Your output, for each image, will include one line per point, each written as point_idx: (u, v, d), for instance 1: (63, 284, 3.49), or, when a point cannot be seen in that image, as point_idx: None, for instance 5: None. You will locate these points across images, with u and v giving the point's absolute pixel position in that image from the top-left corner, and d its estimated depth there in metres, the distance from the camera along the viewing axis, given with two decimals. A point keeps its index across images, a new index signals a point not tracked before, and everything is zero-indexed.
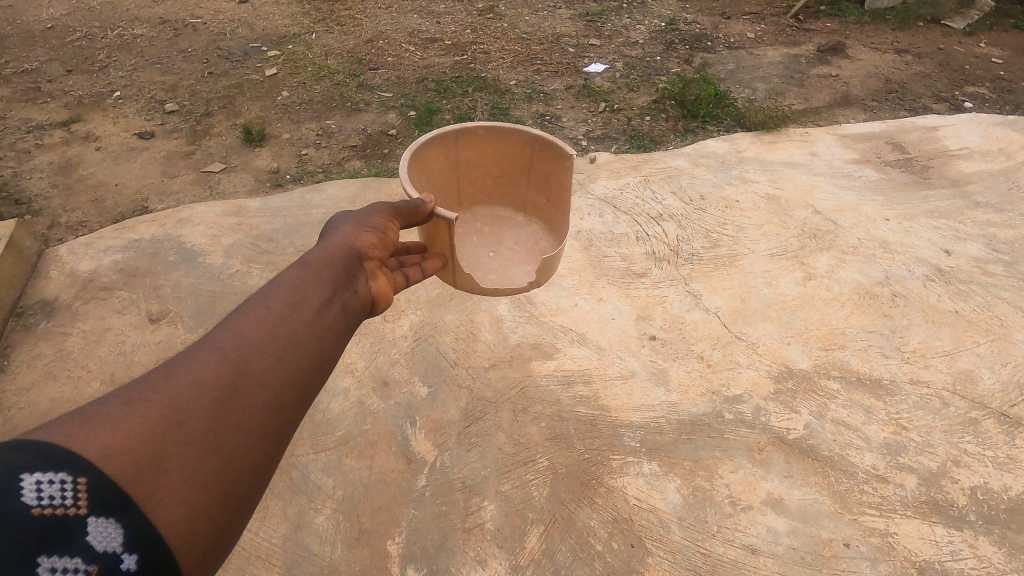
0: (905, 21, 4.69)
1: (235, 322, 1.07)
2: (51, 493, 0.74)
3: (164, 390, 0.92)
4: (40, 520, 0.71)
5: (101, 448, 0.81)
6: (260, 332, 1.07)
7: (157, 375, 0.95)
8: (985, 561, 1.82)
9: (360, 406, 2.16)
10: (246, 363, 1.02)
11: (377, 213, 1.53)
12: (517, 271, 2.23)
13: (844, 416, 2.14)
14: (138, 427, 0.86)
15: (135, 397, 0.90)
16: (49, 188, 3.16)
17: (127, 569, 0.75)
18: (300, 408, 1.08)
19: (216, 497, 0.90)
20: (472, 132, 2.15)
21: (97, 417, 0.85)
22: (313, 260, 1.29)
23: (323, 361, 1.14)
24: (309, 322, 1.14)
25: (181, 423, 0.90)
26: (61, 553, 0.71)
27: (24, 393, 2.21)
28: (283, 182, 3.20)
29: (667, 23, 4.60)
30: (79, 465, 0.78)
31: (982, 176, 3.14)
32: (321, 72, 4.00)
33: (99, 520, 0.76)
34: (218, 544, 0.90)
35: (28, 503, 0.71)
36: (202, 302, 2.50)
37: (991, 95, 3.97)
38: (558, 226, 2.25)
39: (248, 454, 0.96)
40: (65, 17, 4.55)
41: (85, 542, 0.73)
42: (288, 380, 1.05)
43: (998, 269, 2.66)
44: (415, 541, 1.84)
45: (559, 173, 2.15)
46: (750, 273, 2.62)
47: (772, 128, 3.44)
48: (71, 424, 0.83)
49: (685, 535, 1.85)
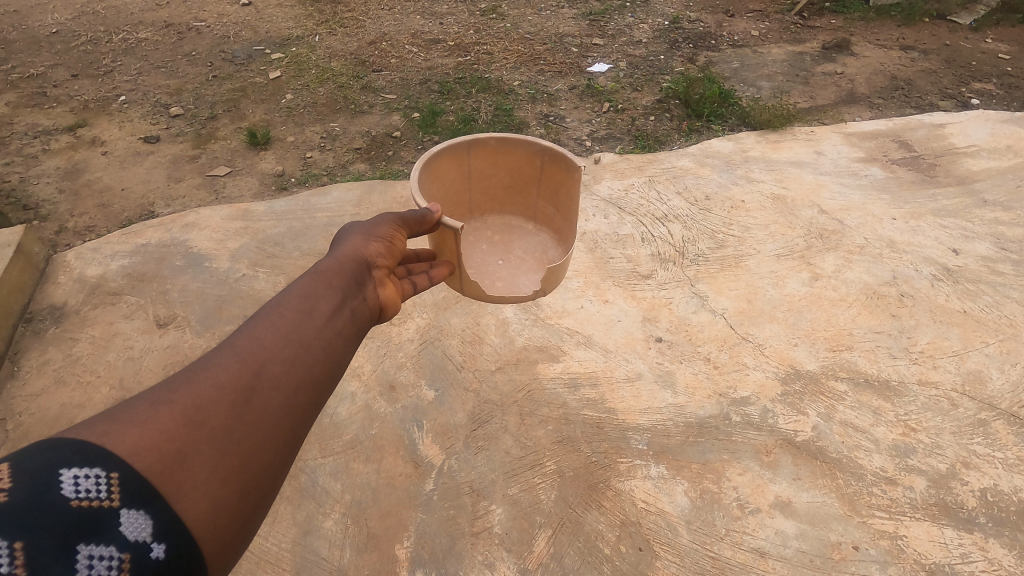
0: (910, 17, 4.66)
1: (251, 329, 1.08)
2: (88, 486, 0.75)
3: (185, 392, 0.93)
4: (77, 512, 0.72)
5: (130, 445, 0.82)
6: (275, 337, 1.07)
7: (177, 378, 0.96)
8: (996, 563, 1.81)
9: (367, 410, 2.17)
10: (263, 367, 1.02)
11: (385, 223, 1.53)
12: (525, 279, 2.24)
13: (853, 418, 2.13)
14: (164, 426, 0.87)
15: (159, 398, 0.91)
16: (57, 193, 3.17)
17: (157, 558, 0.76)
18: (313, 411, 1.08)
19: (237, 493, 0.90)
20: (484, 143, 2.14)
21: (124, 417, 0.86)
22: (324, 268, 1.30)
23: (335, 366, 1.14)
24: (322, 328, 1.15)
25: (202, 423, 0.91)
26: (97, 542, 0.73)
27: (34, 398, 2.22)
28: (288, 185, 3.21)
29: (671, 22, 4.59)
30: (111, 460, 0.79)
31: (989, 174, 3.12)
32: (324, 74, 4.00)
33: (131, 513, 0.77)
34: (237, 540, 0.90)
35: (66, 495, 0.73)
36: (209, 306, 2.51)
37: (998, 92, 3.94)
38: (566, 235, 2.24)
39: (265, 453, 0.97)
40: (70, 21, 4.57)
41: (118, 531, 0.74)
42: (303, 383, 1.06)
43: (1007, 268, 2.64)
44: (423, 545, 1.84)
45: (569, 184, 2.14)
46: (756, 274, 2.61)
47: (778, 127, 3.43)
48: (100, 423, 0.84)
49: (694, 538, 1.85)
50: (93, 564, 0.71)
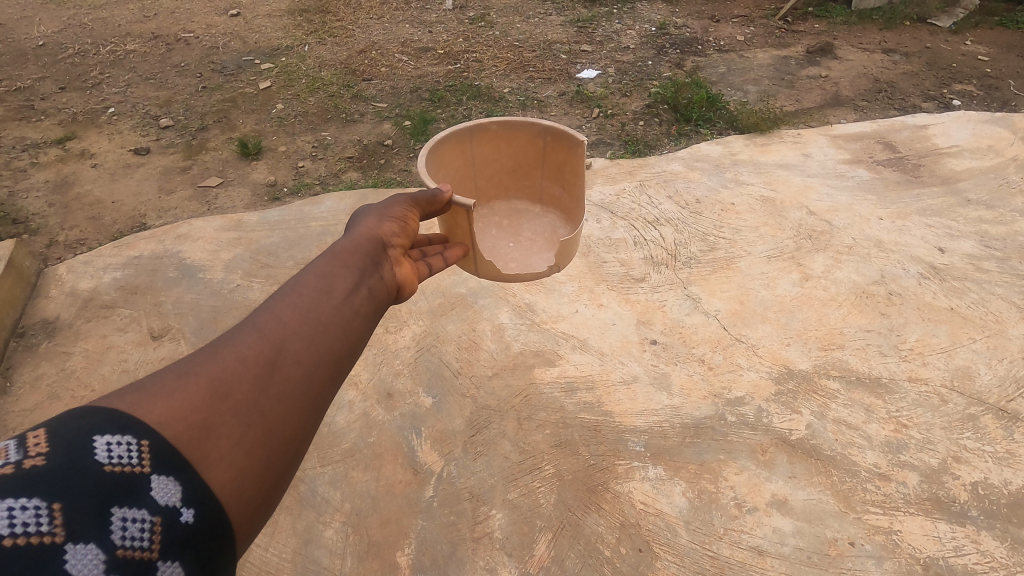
0: (891, 21, 4.76)
1: (272, 304, 1.07)
2: (119, 453, 0.76)
3: (210, 366, 0.94)
4: (110, 477, 0.74)
5: (158, 415, 0.83)
6: (295, 312, 1.06)
7: (202, 353, 0.96)
8: (989, 555, 1.84)
9: (365, 418, 2.17)
10: (283, 342, 1.01)
11: (397, 202, 1.53)
12: (537, 259, 2.24)
13: (845, 416, 2.16)
14: (189, 398, 0.87)
15: (184, 371, 0.91)
16: (46, 206, 3.15)
17: (186, 523, 0.78)
18: (335, 386, 1.07)
19: (260, 462, 0.91)
20: (485, 128, 2.17)
21: (151, 388, 0.86)
22: (341, 248, 1.29)
23: (356, 342, 1.12)
24: (341, 304, 1.13)
25: (226, 395, 0.91)
26: (130, 505, 0.74)
27: (28, 413, 2.21)
28: (281, 195, 3.21)
29: (658, 28, 4.65)
30: (140, 428, 0.80)
31: (972, 173, 3.18)
32: (315, 84, 4.01)
33: (160, 478, 0.78)
34: (262, 508, 0.91)
35: (99, 460, 0.74)
36: (203, 317, 2.51)
37: (978, 93, 4.01)
38: (575, 213, 2.26)
39: (288, 426, 0.96)
40: (56, 34, 4.56)
41: (149, 496, 0.76)
42: (324, 358, 1.05)
43: (991, 265, 2.69)
44: (425, 551, 1.85)
45: (573, 161, 2.17)
46: (747, 275, 2.65)
47: (765, 130, 3.48)
48: (129, 394, 0.85)
49: (693, 538, 1.87)
50: (126, 526, 0.73)
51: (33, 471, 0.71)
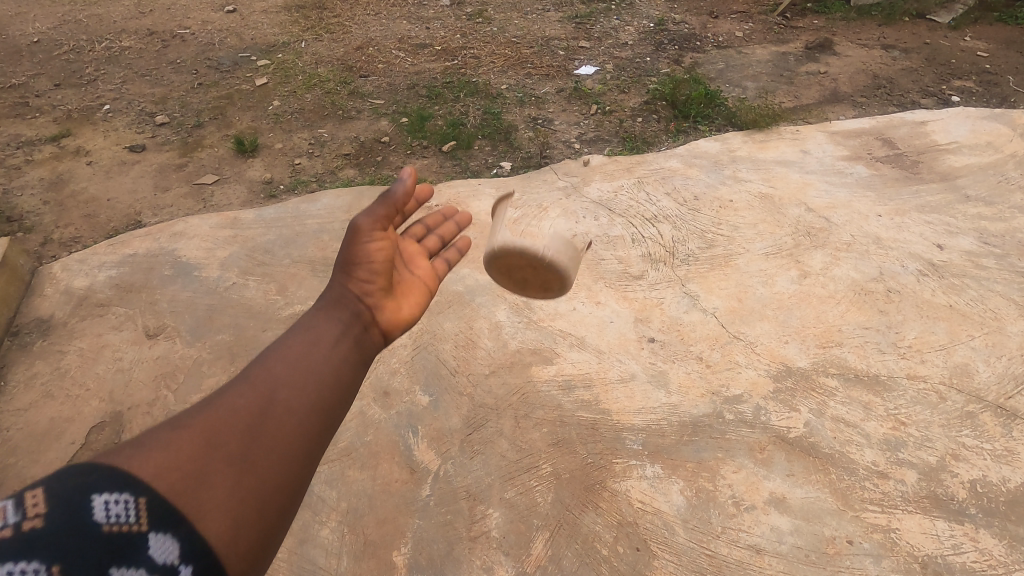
0: (890, 17, 4.74)
1: (263, 358, 1.07)
2: (115, 510, 0.75)
3: (202, 421, 0.94)
4: (108, 536, 0.72)
5: (151, 469, 0.82)
6: (286, 364, 1.07)
7: (192, 409, 0.96)
8: (987, 554, 1.83)
9: (361, 417, 2.16)
10: (273, 393, 1.02)
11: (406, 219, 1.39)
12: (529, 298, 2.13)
13: (844, 413, 2.16)
14: (183, 453, 0.87)
15: (175, 427, 0.91)
16: (41, 204, 3.13)
17: None
18: (330, 433, 1.07)
19: (257, 514, 0.90)
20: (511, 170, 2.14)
21: (143, 443, 0.86)
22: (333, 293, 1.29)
23: (350, 388, 1.13)
24: (333, 351, 1.13)
25: (220, 450, 0.91)
26: (129, 566, 0.72)
27: (22, 413, 2.19)
28: (277, 193, 3.19)
29: (656, 24, 4.63)
30: (135, 484, 0.79)
31: (971, 169, 3.17)
32: (311, 81, 3.99)
33: (158, 536, 0.76)
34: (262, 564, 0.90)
35: (97, 520, 0.73)
36: (199, 316, 2.49)
37: (977, 89, 4.00)
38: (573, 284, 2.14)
39: (284, 476, 0.96)
40: (51, 30, 4.53)
41: (148, 553, 0.74)
42: (317, 406, 1.05)
43: (990, 262, 2.69)
44: (421, 551, 1.84)
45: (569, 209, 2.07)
46: (745, 272, 2.64)
47: (763, 127, 3.47)
48: (122, 449, 0.85)
49: (691, 537, 1.86)
50: None
51: (31, 532, 0.69)
